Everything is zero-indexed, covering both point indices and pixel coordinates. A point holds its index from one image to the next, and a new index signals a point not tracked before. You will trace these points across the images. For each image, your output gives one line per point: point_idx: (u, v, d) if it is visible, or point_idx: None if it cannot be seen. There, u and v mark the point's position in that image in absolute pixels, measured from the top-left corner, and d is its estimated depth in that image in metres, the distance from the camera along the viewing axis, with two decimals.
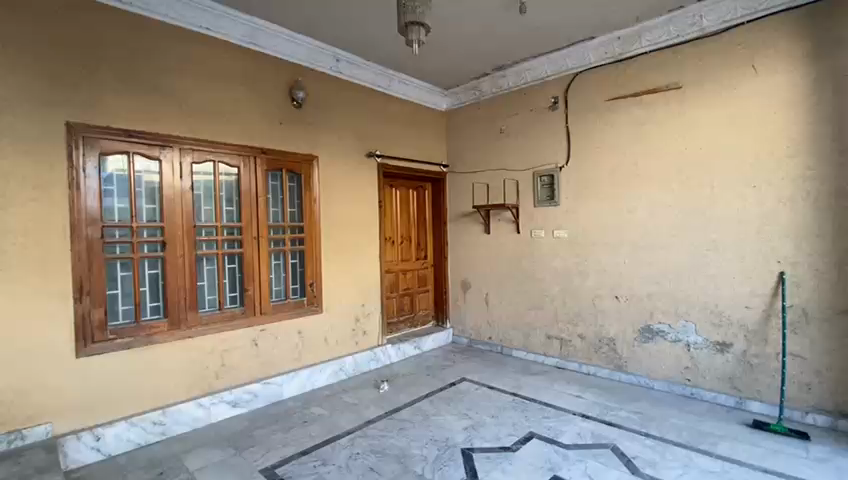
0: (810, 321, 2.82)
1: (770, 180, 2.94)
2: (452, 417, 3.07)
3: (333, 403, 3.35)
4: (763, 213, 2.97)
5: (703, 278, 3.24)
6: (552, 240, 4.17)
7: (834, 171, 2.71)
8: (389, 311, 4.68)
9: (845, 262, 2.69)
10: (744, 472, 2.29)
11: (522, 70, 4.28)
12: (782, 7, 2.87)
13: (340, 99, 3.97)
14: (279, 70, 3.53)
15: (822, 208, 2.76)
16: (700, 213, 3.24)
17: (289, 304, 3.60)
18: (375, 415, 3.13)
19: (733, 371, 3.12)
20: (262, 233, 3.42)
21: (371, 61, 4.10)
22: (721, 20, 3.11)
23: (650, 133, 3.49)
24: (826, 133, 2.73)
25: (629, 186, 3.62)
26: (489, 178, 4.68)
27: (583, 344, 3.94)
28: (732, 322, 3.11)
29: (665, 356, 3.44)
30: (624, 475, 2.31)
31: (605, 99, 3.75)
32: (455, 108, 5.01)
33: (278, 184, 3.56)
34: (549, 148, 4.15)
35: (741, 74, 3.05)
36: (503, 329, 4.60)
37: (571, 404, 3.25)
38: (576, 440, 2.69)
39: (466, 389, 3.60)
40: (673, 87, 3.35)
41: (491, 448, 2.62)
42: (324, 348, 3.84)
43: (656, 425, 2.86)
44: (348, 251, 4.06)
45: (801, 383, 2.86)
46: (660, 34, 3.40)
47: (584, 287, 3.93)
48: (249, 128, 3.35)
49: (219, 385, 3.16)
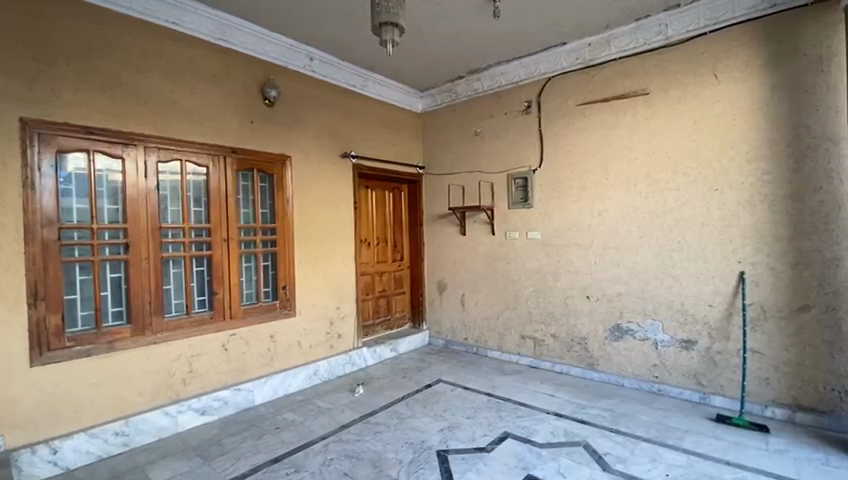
0: (767, 318, 2.96)
1: (730, 183, 3.08)
2: (427, 419, 3.06)
3: (306, 408, 3.29)
4: (725, 215, 3.10)
5: (669, 278, 3.35)
6: (525, 241, 4.23)
7: (788, 176, 2.86)
8: (365, 314, 4.64)
9: (799, 263, 2.84)
10: (709, 466, 2.38)
11: (497, 73, 4.34)
12: (740, 19, 3.02)
13: (313, 98, 3.92)
14: (251, 67, 3.46)
15: (778, 210, 2.90)
16: (667, 215, 3.35)
17: (260, 308, 3.52)
18: (350, 419, 3.09)
19: (698, 368, 3.24)
20: (232, 234, 3.33)
21: (345, 62, 4.06)
22: (685, 29, 3.24)
23: (619, 137, 3.59)
24: (781, 139, 2.88)
25: (599, 188, 3.71)
26: (464, 180, 4.71)
27: (556, 344, 4.01)
28: (696, 320, 3.24)
29: (634, 354, 3.54)
30: (596, 472, 2.35)
31: (576, 104, 3.84)
32: (430, 110, 5.02)
33: (248, 185, 3.47)
34: (523, 151, 4.21)
35: (704, 81, 3.18)
36: (478, 330, 4.63)
37: (545, 403, 3.30)
38: (549, 438, 2.73)
39: (442, 390, 3.60)
40: (640, 93, 3.47)
41: (467, 449, 2.62)
42: (297, 352, 3.76)
43: (626, 422, 2.94)
44: (323, 253, 4.01)
45: (761, 378, 2.99)
46: (629, 41, 3.51)
47: (557, 288, 4.00)
48: (219, 127, 3.25)
49: (186, 393, 3.05)
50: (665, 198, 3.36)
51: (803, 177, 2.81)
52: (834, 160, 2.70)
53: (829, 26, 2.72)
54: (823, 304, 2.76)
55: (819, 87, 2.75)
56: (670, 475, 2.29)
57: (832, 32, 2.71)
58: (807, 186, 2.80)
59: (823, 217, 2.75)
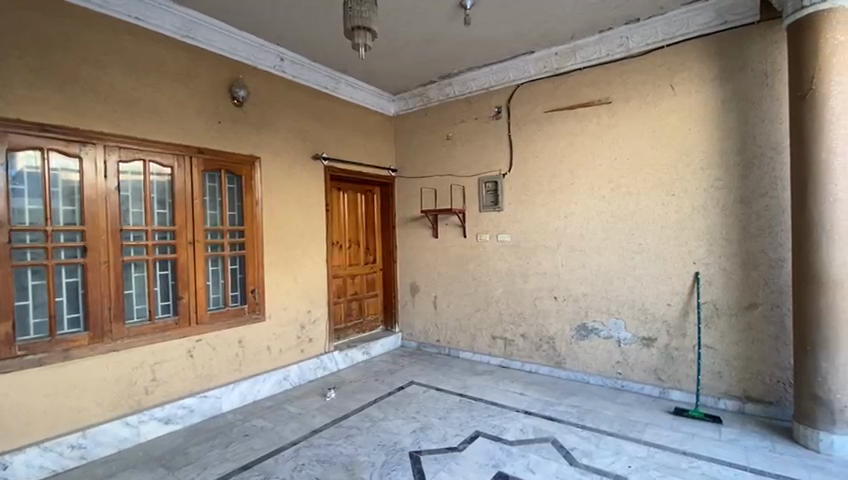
0: (720, 315, 3.15)
1: (686, 189, 3.26)
2: (399, 421, 3.07)
3: (277, 414, 3.23)
4: (681, 219, 3.28)
5: (631, 278, 3.51)
6: (496, 243, 4.31)
7: (737, 182, 3.06)
8: (337, 317, 4.60)
9: (747, 263, 3.04)
10: (667, 456, 2.51)
11: (468, 79, 4.42)
12: (694, 34, 3.21)
13: (284, 99, 3.87)
14: (218, 66, 3.38)
15: (729, 214, 3.09)
16: (629, 218, 3.51)
17: (228, 312, 3.43)
18: (322, 424, 3.06)
19: (658, 364, 3.40)
20: (199, 237, 3.24)
21: (317, 63, 4.03)
22: (645, 42, 3.42)
23: (584, 143, 3.73)
24: (730, 148, 3.08)
25: (566, 193, 3.85)
26: (436, 183, 4.76)
27: (526, 343, 4.11)
28: (655, 318, 3.40)
29: (599, 352, 3.68)
30: (563, 466, 2.43)
31: (544, 110, 3.96)
32: (403, 114, 5.05)
33: (215, 186, 3.39)
34: (493, 156, 4.31)
35: (662, 92, 3.36)
36: (450, 331, 4.68)
37: (515, 401, 3.38)
38: (519, 436, 2.80)
39: (414, 392, 3.62)
40: (603, 102, 3.63)
41: (439, 449, 2.65)
42: (267, 357, 3.69)
43: (591, 417, 3.05)
44: (294, 256, 3.95)
45: (714, 372, 3.18)
46: (593, 52, 3.66)
47: (526, 289, 4.10)
48: (185, 126, 3.16)
49: (149, 401, 2.93)
50: (627, 202, 3.52)
51: (750, 183, 3.01)
52: (778, 167, 2.91)
53: (772, 44, 2.93)
54: (768, 301, 2.97)
55: (763, 99, 2.96)
56: (632, 466, 2.41)
57: (775, 49, 2.92)
58: (753, 192, 3.01)
59: (768, 221, 2.96)
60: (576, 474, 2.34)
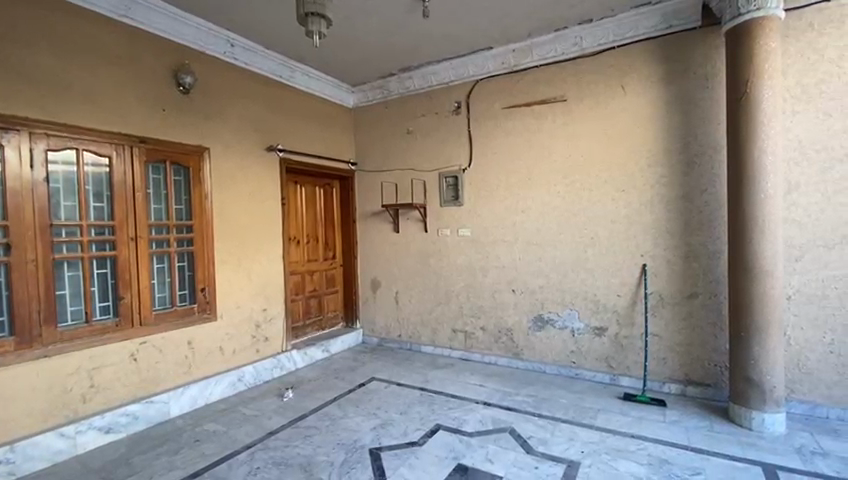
0: (665, 305, 3.33)
1: (634, 185, 3.42)
2: (360, 418, 3.03)
3: (230, 417, 3.09)
4: (630, 214, 3.44)
5: (584, 271, 3.65)
6: (457, 238, 4.34)
7: (680, 179, 3.24)
8: (295, 315, 4.46)
9: (689, 255, 3.23)
10: (617, 440, 2.63)
11: (427, 73, 4.40)
12: (643, 37, 3.35)
13: (235, 88, 3.69)
14: (162, 50, 3.15)
15: (673, 209, 3.27)
16: (583, 213, 3.63)
17: (175, 312, 3.24)
18: (278, 425, 2.96)
19: (609, 352, 3.56)
20: (142, 233, 3.02)
21: (271, 51, 3.87)
22: (598, 43, 3.53)
23: (540, 139, 3.82)
24: (674, 146, 3.25)
25: (523, 188, 3.92)
26: (396, 178, 4.72)
27: (485, 336, 4.18)
28: (607, 308, 3.56)
29: (554, 342, 3.80)
30: (520, 455, 2.49)
31: (503, 107, 4.02)
32: (362, 106, 4.96)
33: (160, 178, 3.18)
34: (453, 150, 4.32)
35: (613, 92, 3.49)
36: (412, 326, 4.68)
37: (474, 393, 3.43)
38: (478, 427, 2.85)
39: (375, 388, 3.59)
40: (558, 100, 3.72)
41: (399, 444, 2.64)
42: (219, 358, 3.52)
43: (547, 406, 3.15)
44: (247, 251, 3.79)
45: (660, 358, 3.36)
46: (549, 50, 3.74)
47: (486, 282, 4.16)
48: (125, 113, 2.93)
49: (87, 410, 2.72)
50: (580, 198, 3.64)
51: (691, 180, 3.20)
52: (716, 166, 3.11)
53: (712, 49, 3.11)
54: (707, 291, 3.17)
55: (704, 101, 3.14)
56: (585, 451, 2.50)
57: (714, 54, 3.11)
58: (695, 188, 3.19)
59: (707, 216, 3.15)
60: (532, 462, 2.41)
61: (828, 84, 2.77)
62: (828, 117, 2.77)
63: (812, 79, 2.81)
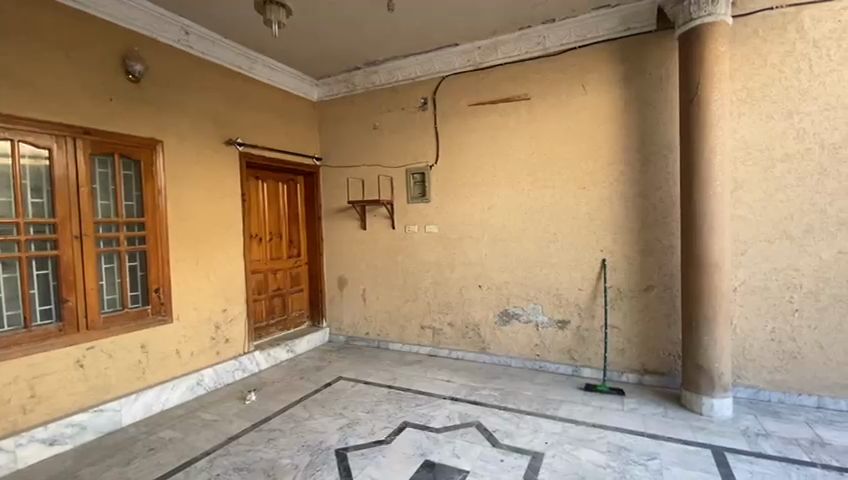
0: (623, 298, 3.47)
1: (595, 182, 3.52)
2: (326, 419, 2.97)
3: (188, 423, 2.96)
4: (591, 210, 3.54)
5: (547, 266, 3.73)
6: (424, 234, 4.33)
7: (637, 176, 3.37)
8: (258, 315, 4.32)
9: (645, 250, 3.37)
10: (579, 429, 2.71)
11: (393, 68, 4.35)
12: (602, 38, 3.45)
13: (191, 78, 3.51)
14: (109, 35, 2.95)
15: (630, 205, 3.40)
16: (546, 209, 3.71)
17: (127, 315, 3.06)
18: (240, 429, 2.86)
19: (572, 344, 3.66)
20: (88, 231, 2.83)
21: (229, 40, 3.70)
22: (560, 43, 3.60)
23: (505, 137, 3.87)
24: (632, 145, 3.37)
25: (489, 185, 3.96)
26: (363, 174, 4.65)
27: (453, 331, 4.20)
28: (569, 302, 3.66)
29: (520, 336, 3.87)
30: (487, 448, 2.52)
31: (469, 103, 4.03)
32: (326, 100, 4.85)
33: (107, 172, 2.98)
34: (420, 147, 4.30)
35: (575, 91, 3.57)
36: (379, 324, 4.64)
37: (442, 389, 3.44)
38: (445, 423, 2.86)
39: (342, 387, 3.54)
40: (523, 98, 3.77)
41: (366, 444, 2.61)
42: (176, 362, 3.36)
43: (513, 399, 3.21)
44: (206, 250, 3.63)
45: (619, 349, 3.50)
46: (513, 49, 3.79)
47: (453, 278, 4.19)
48: (66, 102, 2.73)
49: (27, 422, 2.52)
50: (543, 195, 3.72)
51: (647, 178, 3.33)
52: (670, 164, 3.25)
53: (666, 52, 3.24)
54: (662, 284, 3.32)
55: (659, 102, 3.27)
56: (549, 442, 2.56)
57: (668, 57, 3.24)
58: (650, 185, 3.33)
59: (661, 212, 3.30)
60: (498, 455, 2.44)
61: (771, 88, 2.95)
62: (770, 119, 2.95)
63: (756, 82, 2.98)
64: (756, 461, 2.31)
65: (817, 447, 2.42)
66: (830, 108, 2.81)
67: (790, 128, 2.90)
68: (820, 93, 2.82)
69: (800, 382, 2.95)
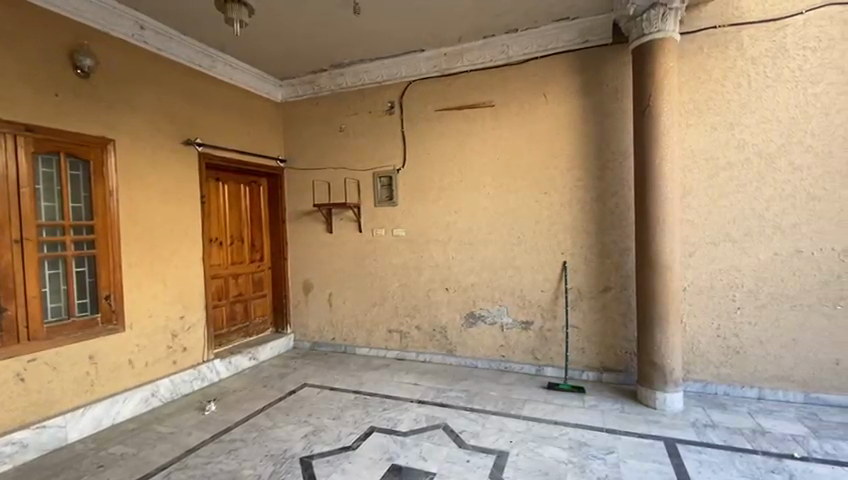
0: (583, 299, 3.60)
1: (556, 188, 3.65)
2: (290, 427, 2.90)
3: (142, 437, 2.81)
4: (553, 214, 3.66)
5: (511, 268, 3.83)
6: (391, 238, 4.33)
7: (595, 182, 3.51)
8: (218, 322, 4.16)
9: (603, 253, 3.52)
10: (542, 427, 2.79)
11: (360, 71, 4.34)
12: (562, 49, 3.59)
13: (146, 75, 3.36)
14: (55, 27, 2.78)
15: (589, 210, 3.54)
16: (510, 214, 3.81)
17: (73, 324, 2.87)
18: (199, 441, 2.74)
19: (535, 344, 3.76)
20: (30, 234, 2.64)
21: (188, 36, 3.57)
22: (523, 52, 3.71)
23: (471, 142, 3.94)
24: (590, 152, 3.52)
25: (455, 189, 4.02)
26: (328, 176, 4.60)
27: (420, 334, 4.22)
28: (532, 303, 3.76)
29: (485, 338, 3.94)
30: (453, 450, 2.55)
31: (435, 109, 4.08)
32: (291, 101, 4.77)
33: (52, 172, 2.80)
34: (387, 150, 4.31)
35: (536, 99, 3.69)
36: (346, 328, 4.59)
37: (409, 392, 3.45)
38: (412, 426, 2.86)
39: (307, 394, 3.47)
40: (487, 104, 3.86)
41: (331, 451, 2.57)
42: (129, 372, 3.19)
43: (479, 399, 3.26)
44: (162, 254, 3.47)
45: (579, 348, 3.62)
46: (478, 56, 3.87)
47: (420, 282, 4.21)
48: (6, 96, 2.54)
49: None
50: (507, 199, 3.81)
51: (604, 184, 3.49)
52: (625, 171, 3.42)
53: (621, 64, 3.42)
54: (618, 285, 3.48)
55: (615, 112, 3.44)
56: (513, 441, 2.62)
57: (623, 69, 3.41)
58: (607, 191, 3.48)
59: (617, 217, 3.46)
60: (464, 456, 2.47)
61: (715, 101, 3.16)
62: (714, 130, 3.17)
63: (702, 96, 3.20)
64: (704, 450, 2.46)
65: (758, 436, 2.60)
66: (766, 121, 3.05)
67: (732, 139, 3.13)
68: (757, 107, 3.06)
69: (743, 376, 3.16)
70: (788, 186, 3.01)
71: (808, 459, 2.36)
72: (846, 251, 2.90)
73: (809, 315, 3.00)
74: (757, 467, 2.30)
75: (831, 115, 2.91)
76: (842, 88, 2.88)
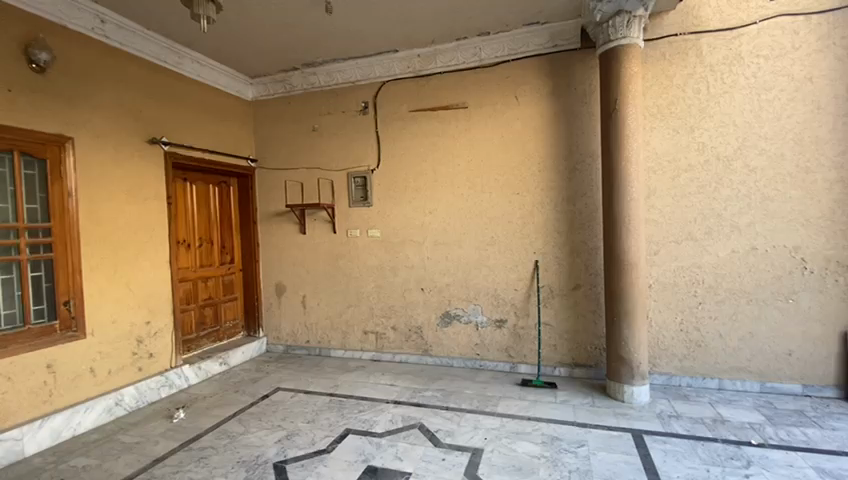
0: (554, 296, 3.68)
1: (528, 188, 3.72)
2: (263, 432, 2.85)
3: (105, 448, 2.69)
4: (525, 214, 3.74)
5: (485, 268, 3.88)
6: (366, 238, 4.31)
7: (565, 183, 3.61)
8: (186, 327, 4.03)
9: (573, 252, 3.62)
10: (516, 423, 2.84)
11: (333, 70, 4.30)
12: (533, 53, 3.66)
13: (107, 71, 3.22)
14: (8, 19, 2.63)
15: (560, 210, 3.63)
16: (483, 214, 3.86)
17: (29, 331, 2.73)
18: (166, 450, 2.65)
19: (509, 342, 3.83)
20: None
21: (153, 31, 3.45)
22: (495, 55, 3.77)
23: (444, 143, 3.97)
24: (560, 153, 3.61)
25: (429, 189, 4.04)
26: (301, 177, 4.54)
27: (396, 335, 4.22)
28: (506, 301, 3.82)
29: (461, 337, 3.98)
30: (429, 449, 2.56)
31: (409, 109, 4.09)
32: (262, 100, 4.67)
33: (4, 172, 2.66)
34: (361, 150, 4.28)
35: (508, 101, 3.76)
36: (321, 331, 4.53)
37: (385, 393, 3.44)
38: (388, 427, 2.86)
39: (280, 398, 3.41)
40: (461, 106, 3.90)
41: (306, 455, 2.54)
42: (91, 381, 3.05)
43: (454, 398, 3.29)
44: (126, 257, 3.34)
45: (551, 345, 3.71)
46: (451, 58, 3.91)
47: (396, 282, 4.20)
48: None
49: None
50: (481, 200, 3.86)
51: (574, 184, 3.58)
52: (593, 172, 3.52)
53: (589, 68, 3.52)
54: (588, 283, 3.58)
55: (584, 114, 3.54)
56: (488, 438, 2.66)
57: (591, 73, 3.52)
58: (577, 191, 3.58)
59: (586, 216, 3.56)
60: (440, 454, 2.49)
61: (677, 106, 3.30)
62: (676, 134, 3.31)
63: (664, 100, 3.33)
64: (668, 440, 2.57)
65: (718, 425, 2.74)
66: (723, 125, 3.21)
67: (692, 142, 3.27)
68: (716, 112, 3.22)
69: (705, 368, 3.31)
70: (744, 187, 3.18)
71: (764, 445, 2.49)
72: (796, 248, 3.09)
73: (764, 309, 3.17)
74: (718, 454, 2.41)
75: (782, 120, 3.09)
76: (792, 94, 3.06)
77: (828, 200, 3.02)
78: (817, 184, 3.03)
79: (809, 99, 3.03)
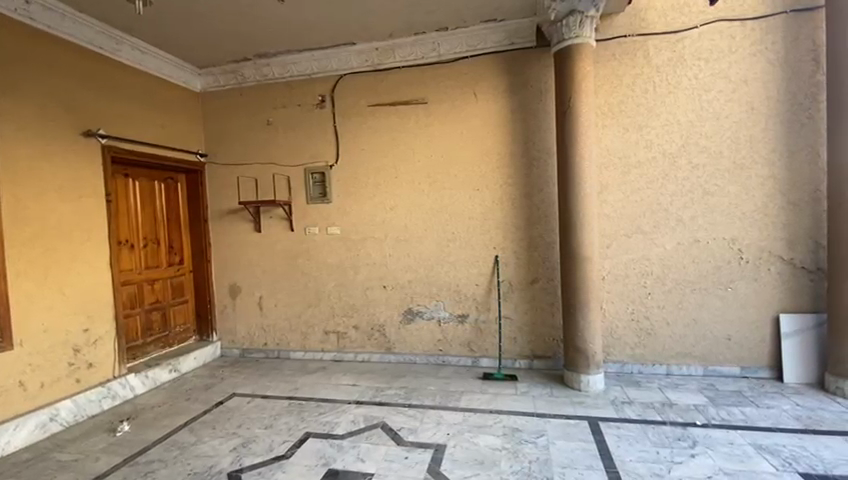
0: (514, 290, 3.75)
1: (487, 184, 3.75)
2: (217, 441, 2.71)
3: (38, 468, 2.47)
4: (485, 210, 3.77)
5: (447, 264, 3.89)
6: (325, 236, 4.20)
7: (523, 179, 3.67)
8: (130, 333, 3.78)
9: (531, 246, 3.69)
10: (478, 417, 2.87)
11: (287, 62, 4.14)
12: (491, 50, 3.69)
13: (34, 56, 2.93)
14: None
15: (519, 205, 3.69)
16: (444, 210, 3.86)
17: None
18: (109, 466, 2.47)
19: (471, 337, 3.86)
20: None
21: (86, 15, 3.18)
22: (453, 51, 3.77)
23: (404, 138, 3.93)
24: (518, 149, 3.67)
25: (389, 186, 3.99)
26: (256, 173, 4.36)
27: (358, 334, 4.15)
28: (467, 297, 3.85)
29: (423, 333, 3.97)
30: (392, 447, 2.54)
31: (367, 104, 4.02)
32: (211, 91, 4.44)
33: None
34: (318, 145, 4.17)
35: (467, 98, 3.77)
36: (279, 332, 4.38)
37: (347, 393, 3.37)
38: (350, 428, 2.81)
39: (236, 404, 3.26)
40: (420, 101, 3.88)
41: (263, 462, 2.44)
42: (20, 396, 2.78)
43: (417, 395, 3.28)
44: (58, 260, 3.07)
45: (512, 338, 3.78)
46: (410, 53, 3.87)
47: (357, 280, 4.13)
48: None
49: None
50: (441, 196, 3.86)
51: (531, 180, 3.65)
52: (549, 168, 3.61)
53: (545, 66, 3.60)
54: (545, 276, 3.68)
55: (540, 111, 3.61)
56: (451, 433, 2.66)
57: (546, 71, 3.59)
58: (534, 187, 3.65)
59: (544, 211, 3.65)
60: (403, 453, 2.47)
61: (626, 105, 3.44)
62: (626, 132, 3.45)
63: (615, 99, 3.45)
64: (622, 425, 2.68)
65: (667, 408, 2.89)
66: (670, 124, 3.37)
67: (641, 140, 3.42)
68: (662, 111, 3.37)
69: (654, 355, 3.49)
70: (688, 183, 3.36)
71: (707, 425, 2.65)
72: (734, 240, 3.30)
73: (707, 297, 3.37)
74: (667, 436, 2.54)
75: (721, 119, 3.28)
76: (730, 95, 3.27)
77: (762, 194, 3.24)
78: (752, 180, 3.25)
79: (745, 99, 3.24)
